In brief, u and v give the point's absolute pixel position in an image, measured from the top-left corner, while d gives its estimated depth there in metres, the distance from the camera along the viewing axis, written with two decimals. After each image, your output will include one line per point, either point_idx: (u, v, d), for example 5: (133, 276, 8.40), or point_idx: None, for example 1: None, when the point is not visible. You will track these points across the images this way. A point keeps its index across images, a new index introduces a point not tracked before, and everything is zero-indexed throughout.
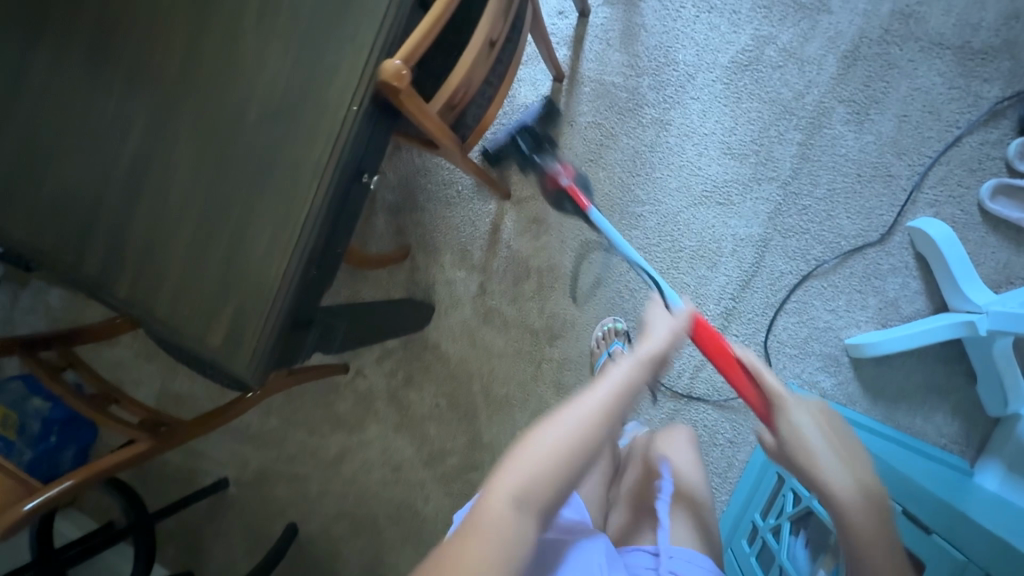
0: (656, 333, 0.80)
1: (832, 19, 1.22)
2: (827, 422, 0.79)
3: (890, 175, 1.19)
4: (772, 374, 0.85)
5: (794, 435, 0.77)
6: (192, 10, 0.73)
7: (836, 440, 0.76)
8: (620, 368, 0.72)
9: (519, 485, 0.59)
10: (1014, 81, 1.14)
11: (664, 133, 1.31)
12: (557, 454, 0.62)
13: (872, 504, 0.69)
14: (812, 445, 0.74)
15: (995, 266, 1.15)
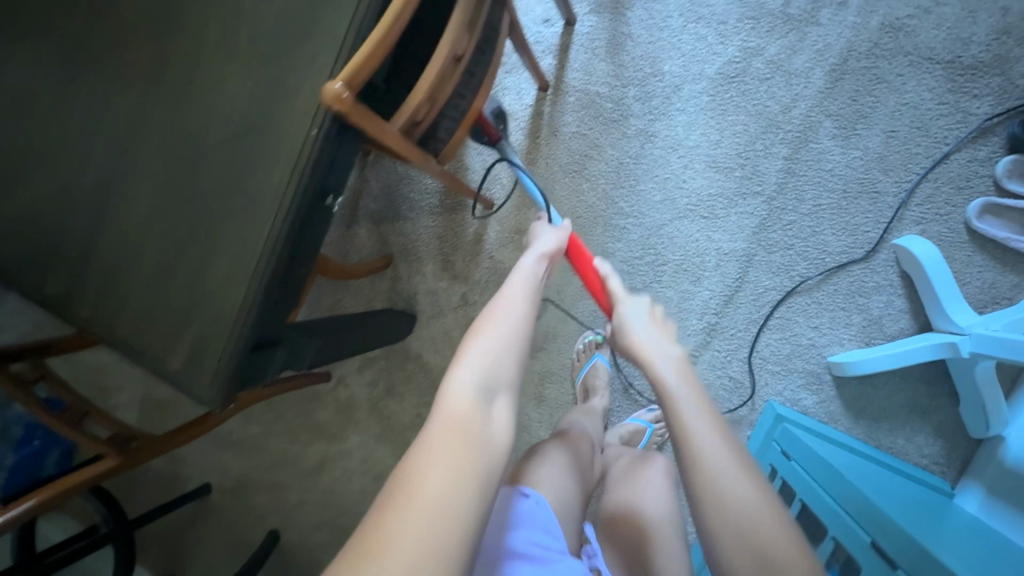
0: (546, 241, 0.86)
1: (821, 31, 1.20)
2: (652, 313, 0.77)
3: (877, 192, 1.18)
4: (616, 278, 0.86)
5: (621, 319, 0.76)
6: (158, 29, 0.73)
7: (656, 320, 0.76)
8: (528, 266, 0.78)
9: (480, 373, 0.59)
10: (1004, 98, 1.12)
11: (648, 145, 1.29)
12: (497, 351, 0.62)
13: (682, 369, 0.66)
14: (631, 326, 0.74)
15: (980, 286, 1.13)
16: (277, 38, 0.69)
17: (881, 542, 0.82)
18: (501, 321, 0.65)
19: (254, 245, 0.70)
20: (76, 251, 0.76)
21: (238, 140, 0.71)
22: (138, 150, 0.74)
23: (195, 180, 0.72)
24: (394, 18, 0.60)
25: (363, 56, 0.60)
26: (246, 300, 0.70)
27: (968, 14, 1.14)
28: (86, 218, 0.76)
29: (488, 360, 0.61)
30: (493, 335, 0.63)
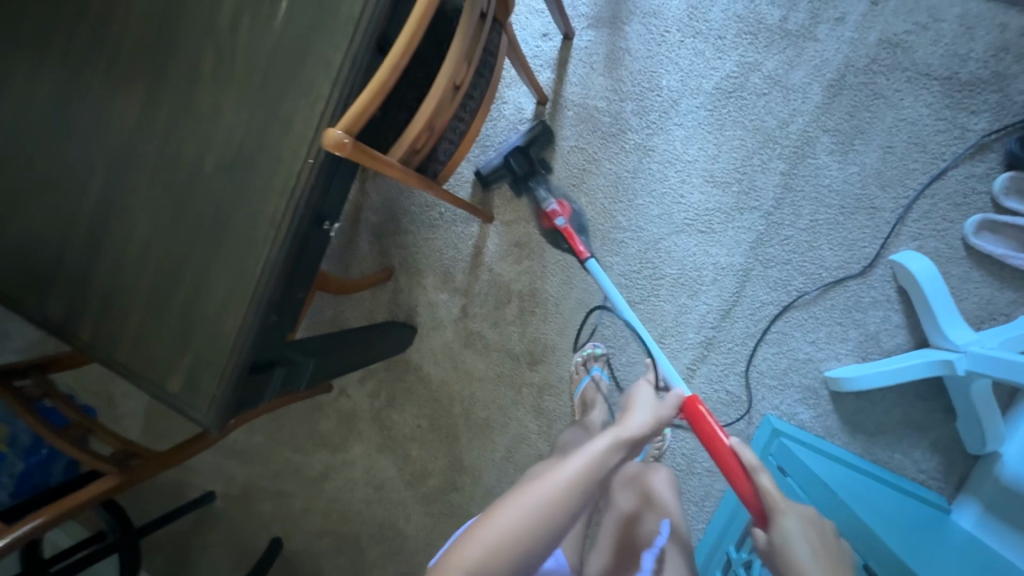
0: (638, 418, 0.80)
1: (818, 46, 1.20)
2: (813, 528, 0.72)
3: (874, 208, 1.18)
4: (763, 469, 0.77)
5: (778, 539, 0.71)
6: (159, 57, 0.75)
7: (817, 541, 0.71)
8: (598, 450, 0.74)
9: (489, 553, 0.64)
10: (1002, 115, 1.12)
11: (647, 160, 1.29)
12: (518, 534, 0.65)
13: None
14: (795, 555, 0.69)
15: (977, 302, 1.13)
16: (274, 69, 0.71)
17: (873, 567, 0.87)
18: (534, 506, 0.67)
19: (253, 271, 0.72)
20: (80, 274, 0.78)
21: (236, 168, 0.72)
22: (139, 176, 0.76)
23: (195, 208, 0.74)
24: (390, 67, 0.61)
25: (359, 107, 0.62)
26: (247, 325, 0.72)
27: (967, 30, 1.13)
28: (89, 242, 0.78)
29: (506, 547, 0.64)
30: (519, 514, 0.67)
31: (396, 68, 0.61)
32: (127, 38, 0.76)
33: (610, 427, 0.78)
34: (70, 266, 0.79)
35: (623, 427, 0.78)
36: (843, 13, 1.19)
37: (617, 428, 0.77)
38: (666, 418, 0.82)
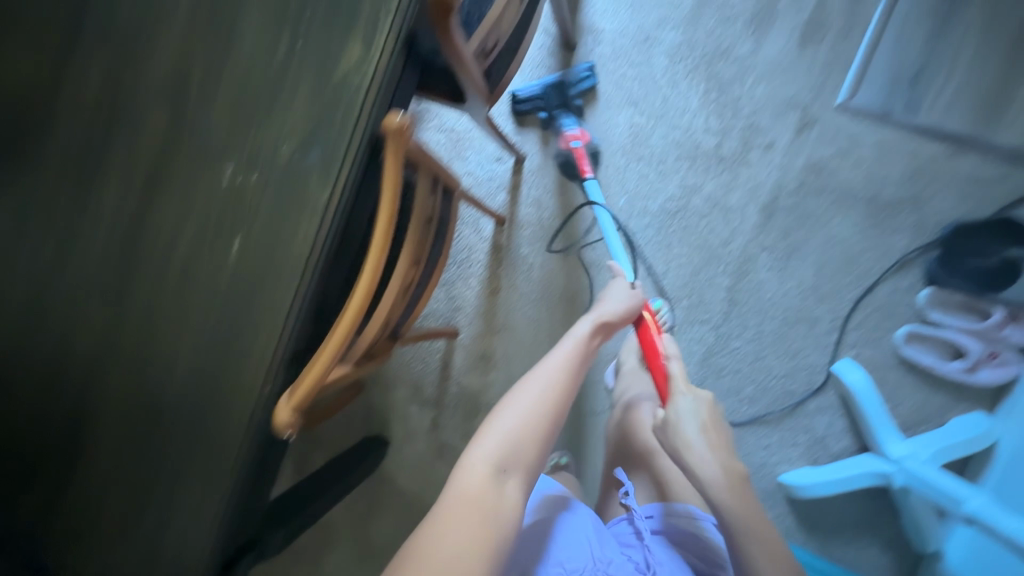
0: (609, 304, 0.97)
1: (751, 171, 1.29)
2: (701, 409, 0.90)
3: (813, 320, 1.26)
4: (675, 364, 0.98)
5: (674, 413, 0.90)
6: (117, 281, 0.76)
7: (710, 423, 0.88)
8: (582, 331, 0.89)
9: (497, 455, 0.70)
10: (921, 234, 1.22)
11: (600, 275, 1.38)
12: (509, 439, 0.72)
13: (735, 490, 0.81)
14: (685, 431, 0.87)
15: (911, 406, 1.22)
16: (227, 299, 0.73)
17: None
18: (523, 409, 0.75)
19: (219, 486, 0.75)
20: (42, 494, 0.78)
21: (197, 391, 0.74)
22: (101, 400, 0.77)
23: (156, 425, 0.76)
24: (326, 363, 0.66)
25: (298, 402, 0.66)
26: (214, 537, 0.75)
27: (884, 155, 1.23)
28: (50, 463, 0.78)
29: (507, 445, 0.71)
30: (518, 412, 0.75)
31: (333, 356, 0.66)
32: (83, 266, 0.77)
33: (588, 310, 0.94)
34: (29, 492, 0.78)
35: (601, 310, 0.94)
36: (772, 140, 1.28)
37: (595, 312, 0.93)
38: (633, 308, 0.98)
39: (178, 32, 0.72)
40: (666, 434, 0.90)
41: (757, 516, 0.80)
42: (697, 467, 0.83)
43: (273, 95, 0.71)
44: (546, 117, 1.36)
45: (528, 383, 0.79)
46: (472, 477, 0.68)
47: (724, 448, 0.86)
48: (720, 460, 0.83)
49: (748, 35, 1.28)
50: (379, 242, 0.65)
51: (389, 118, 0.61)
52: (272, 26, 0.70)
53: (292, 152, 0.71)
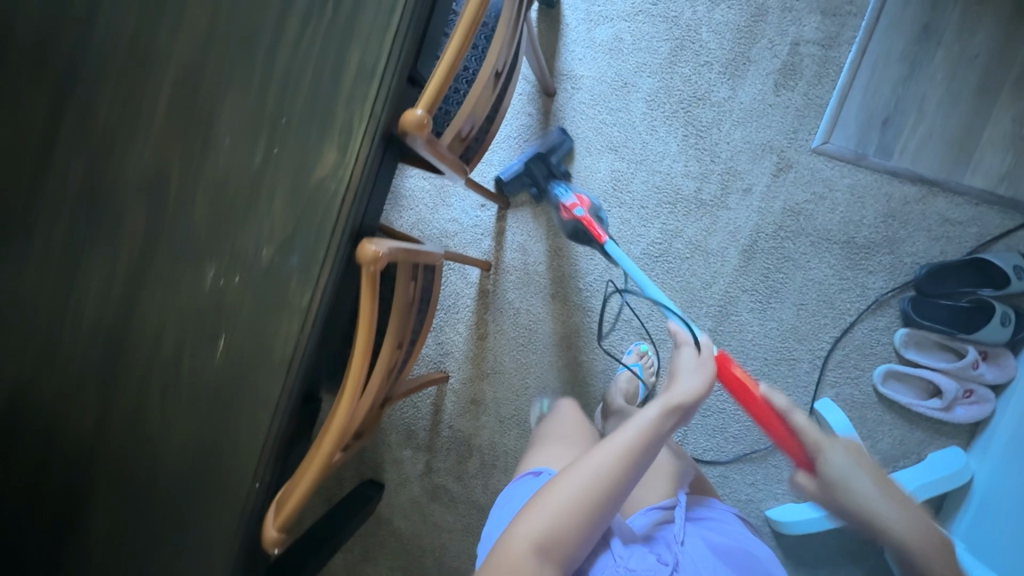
0: (683, 384, 0.86)
1: (731, 215, 1.31)
2: (851, 461, 0.87)
3: (794, 360, 1.29)
4: (796, 410, 0.91)
5: (830, 471, 0.87)
6: (103, 379, 0.77)
7: (869, 471, 0.87)
8: (650, 418, 0.80)
9: (540, 531, 0.72)
10: (896, 274, 1.25)
11: (586, 318, 1.39)
12: (574, 506, 0.74)
13: (922, 530, 0.82)
14: (854, 485, 0.85)
15: (892, 442, 1.26)
16: (215, 395, 0.75)
17: None
18: (584, 485, 0.75)
19: None
20: None
21: (188, 483, 0.76)
22: (92, 494, 0.78)
23: (149, 518, 0.77)
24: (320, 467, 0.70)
25: (292, 507, 0.70)
26: None
27: (858, 198, 1.26)
28: (44, 557, 0.79)
29: (563, 514, 0.73)
30: (586, 477, 0.75)
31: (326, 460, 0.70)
32: (70, 364, 0.77)
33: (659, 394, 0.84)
34: None
35: (674, 392, 0.83)
36: (749, 185, 1.30)
37: (666, 395, 0.83)
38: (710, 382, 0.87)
39: (157, 136, 0.74)
40: (828, 497, 0.87)
41: (939, 538, 0.83)
42: (886, 527, 0.83)
43: (252, 197, 0.73)
44: (537, 191, 1.34)
45: (600, 453, 0.78)
46: (516, 543, 0.71)
47: (895, 492, 0.86)
48: (891, 497, 0.84)
49: (723, 81, 1.31)
50: (362, 349, 0.68)
51: (363, 249, 0.65)
52: (249, 131, 0.72)
53: (273, 252, 0.73)
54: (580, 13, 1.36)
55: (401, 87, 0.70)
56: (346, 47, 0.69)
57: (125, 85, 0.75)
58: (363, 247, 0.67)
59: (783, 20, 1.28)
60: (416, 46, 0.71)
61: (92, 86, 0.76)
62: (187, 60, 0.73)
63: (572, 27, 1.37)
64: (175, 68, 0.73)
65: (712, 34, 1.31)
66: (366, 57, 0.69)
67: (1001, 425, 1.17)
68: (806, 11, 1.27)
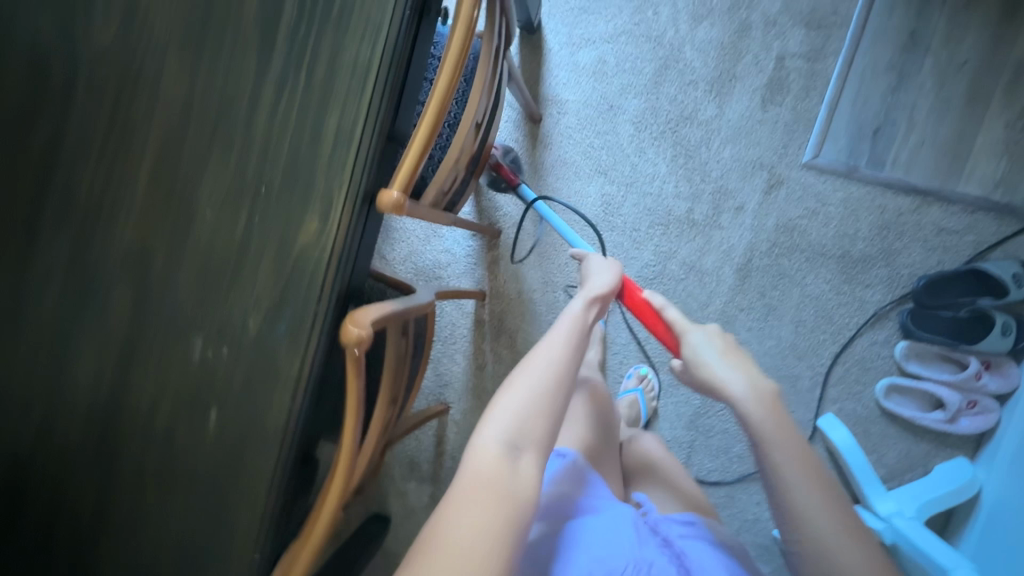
0: (597, 283, 0.83)
1: (724, 234, 1.30)
2: (719, 339, 0.78)
3: (795, 377, 1.28)
4: (671, 307, 0.83)
5: (690, 353, 0.77)
6: (100, 457, 0.76)
7: (729, 351, 0.76)
8: (576, 309, 0.76)
9: (507, 432, 0.61)
10: (894, 287, 1.24)
11: None
12: (524, 415, 0.62)
13: (781, 422, 0.69)
14: (706, 366, 0.75)
15: (897, 455, 1.25)
16: (212, 467, 0.75)
17: None
18: (525, 398, 0.63)
19: None
20: None
21: (190, 558, 0.76)
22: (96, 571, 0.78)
23: None
24: (321, 531, 0.70)
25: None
26: None
27: (852, 211, 1.25)
28: None
29: (520, 423, 0.62)
30: (530, 380, 0.65)
31: (325, 525, 0.70)
32: (65, 444, 0.77)
33: (578, 290, 0.81)
34: None
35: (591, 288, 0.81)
36: (742, 203, 1.29)
37: (586, 289, 0.80)
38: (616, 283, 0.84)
39: (138, 213, 0.73)
40: (693, 377, 0.77)
41: (819, 468, 0.68)
42: (727, 389, 0.72)
43: (236, 269, 0.71)
44: None
45: (530, 365, 0.67)
46: (480, 452, 0.60)
47: (749, 367, 0.74)
48: (752, 377, 0.72)
49: (709, 99, 1.29)
50: (353, 413, 0.67)
51: (345, 333, 0.61)
52: (229, 202, 0.71)
53: (260, 323, 0.71)
54: (562, 37, 1.35)
55: (380, 151, 0.70)
56: (322, 115, 0.68)
57: (103, 162, 0.73)
58: (345, 328, 0.62)
59: (768, 35, 1.26)
60: (393, 110, 0.70)
61: (68, 164, 0.74)
62: (163, 135, 0.71)
63: (555, 52, 1.35)
64: (152, 142, 0.71)
65: (697, 52, 1.29)
66: (342, 123, 0.68)
67: (1007, 435, 1.16)
68: (791, 25, 1.25)
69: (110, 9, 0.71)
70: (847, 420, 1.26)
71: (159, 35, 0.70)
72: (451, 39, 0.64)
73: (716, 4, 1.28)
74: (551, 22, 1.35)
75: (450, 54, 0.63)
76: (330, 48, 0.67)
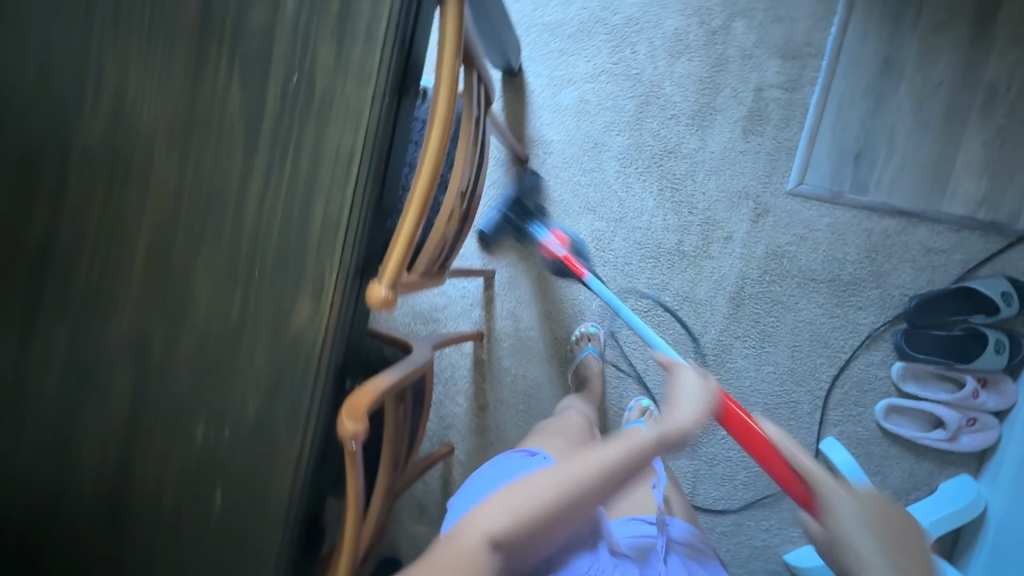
0: (682, 414, 0.73)
1: (715, 264, 1.31)
2: (877, 509, 0.64)
3: (795, 402, 1.29)
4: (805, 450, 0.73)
5: (832, 512, 0.65)
6: (109, 542, 0.77)
7: (885, 526, 0.63)
8: (642, 438, 0.69)
9: (501, 531, 0.58)
10: (886, 308, 1.25)
11: None
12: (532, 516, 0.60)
13: None
14: (860, 549, 0.61)
15: (901, 475, 1.25)
16: (218, 548, 0.75)
17: None
18: (536, 495, 0.61)
19: None
20: None
21: None
22: None
23: None
24: None
25: None
26: None
27: (839, 236, 1.26)
28: None
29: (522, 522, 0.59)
30: (559, 479, 0.63)
31: None
32: (72, 531, 0.78)
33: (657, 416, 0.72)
34: None
35: (674, 419, 0.72)
36: (730, 232, 1.31)
37: (666, 418, 0.72)
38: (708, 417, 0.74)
39: (134, 303, 0.74)
40: (832, 548, 0.64)
41: None
42: None
43: (234, 354, 0.73)
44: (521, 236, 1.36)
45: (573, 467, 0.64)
46: (465, 531, 0.59)
47: (910, 559, 0.60)
48: (900, 574, 0.59)
49: (692, 133, 1.31)
50: (352, 496, 0.67)
51: (343, 430, 0.61)
52: (224, 290, 0.72)
53: (259, 406, 0.73)
54: (544, 78, 1.37)
55: (369, 231, 0.72)
56: (310, 201, 0.70)
57: (97, 252, 0.75)
58: (341, 423, 0.62)
59: (745, 67, 1.29)
60: (379, 190, 0.72)
61: (66, 259, 0.75)
62: (157, 227, 0.73)
63: (537, 93, 1.38)
64: (146, 235, 0.74)
65: (676, 87, 1.32)
66: (330, 209, 0.70)
67: (1008, 452, 1.16)
68: (766, 56, 1.28)
69: (98, 108, 0.73)
70: (849, 443, 1.27)
71: (149, 132, 0.72)
72: (430, 130, 0.66)
73: (692, 40, 1.31)
74: (531, 65, 1.38)
75: (430, 145, 0.64)
76: (315, 138, 0.69)
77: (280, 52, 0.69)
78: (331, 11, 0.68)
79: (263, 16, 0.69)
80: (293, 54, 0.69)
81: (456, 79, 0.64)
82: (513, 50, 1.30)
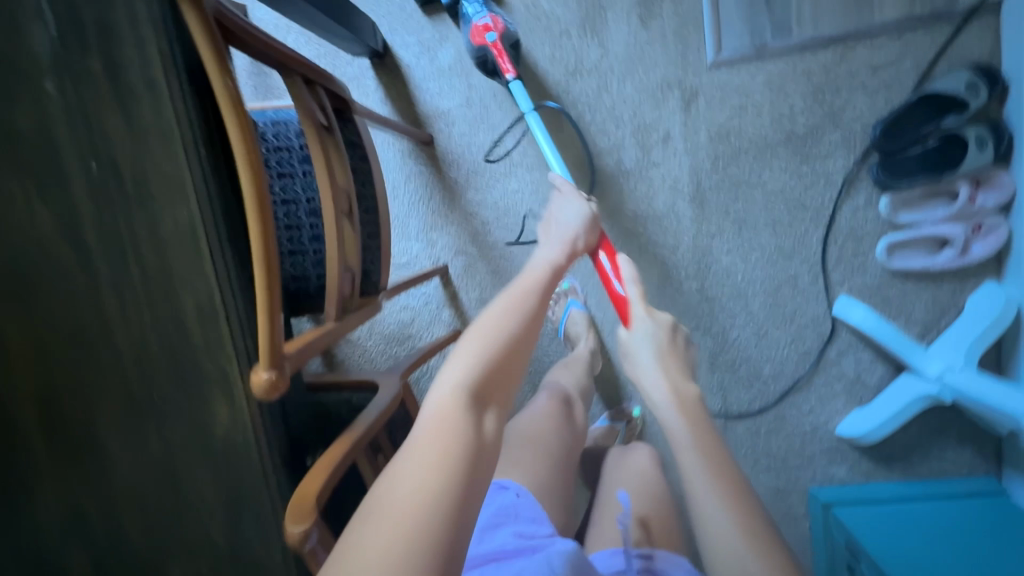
0: (566, 221, 0.88)
1: (662, 169, 1.20)
2: (667, 332, 0.75)
3: (794, 278, 1.20)
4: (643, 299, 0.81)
5: (629, 338, 0.76)
6: None
7: (668, 350, 0.73)
8: (558, 259, 0.78)
9: (471, 381, 0.55)
10: (852, 147, 1.14)
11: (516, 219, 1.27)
12: (490, 358, 0.57)
13: (721, 467, 0.60)
14: (638, 362, 0.72)
15: (925, 308, 1.17)
16: None
17: None
18: (500, 315, 0.62)
19: None
20: None
21: None
22: None
23: None
24: None
25: None
26: None
27: (779, 91, 1.15)
28: None
29: (481, 365, 0.57)
30: (513, 304, 0.65)
31: None
32: None
33: (556, 243, 0.83)
34: None
35: (564, 234, 0.86)
36: (667, 130, 1.19)
37: (559, 242, 0.83)
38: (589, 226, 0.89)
39: (46, 472, 0.66)
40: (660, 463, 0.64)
41: (762, 524, 0.57)
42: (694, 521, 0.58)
43: (172, 483, 0.65)
44: (451, 3, 1.18)
45: (524, 289, 0.68)
46: (438, 404, 0.53)
47: (697, 410, 0.65)
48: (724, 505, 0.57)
49: (589, 43, 1.19)
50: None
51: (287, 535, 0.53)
52: (131, 424, 0.64)
53: (223, 527, 0.65)
54: (414, 46, 1.24)
55: (252, 299, 0.62)
56: (174, 297, 0.60)
57: None
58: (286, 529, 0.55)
59: None
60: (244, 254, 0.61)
61: None
62: (33, 386, 0.64)
63: (413, 65, 1.24)
64: (24, 399, 0.64)
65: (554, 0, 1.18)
66: (199, 298, 0.60)
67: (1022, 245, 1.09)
68: None
69: None
70: (862, 296, 1.19)
71: None
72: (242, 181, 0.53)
73: None
74: (396, 37, 1.24)
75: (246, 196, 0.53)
76: (146, 227, 0.59)
77: (67, 145, 0.58)
78: (95, 74, 0.56)
79: (28, 112, 0.58)
80: (80, 142, 0.58)
81: (238, 98, 0.51)
82: (369, 30, 1.16)
